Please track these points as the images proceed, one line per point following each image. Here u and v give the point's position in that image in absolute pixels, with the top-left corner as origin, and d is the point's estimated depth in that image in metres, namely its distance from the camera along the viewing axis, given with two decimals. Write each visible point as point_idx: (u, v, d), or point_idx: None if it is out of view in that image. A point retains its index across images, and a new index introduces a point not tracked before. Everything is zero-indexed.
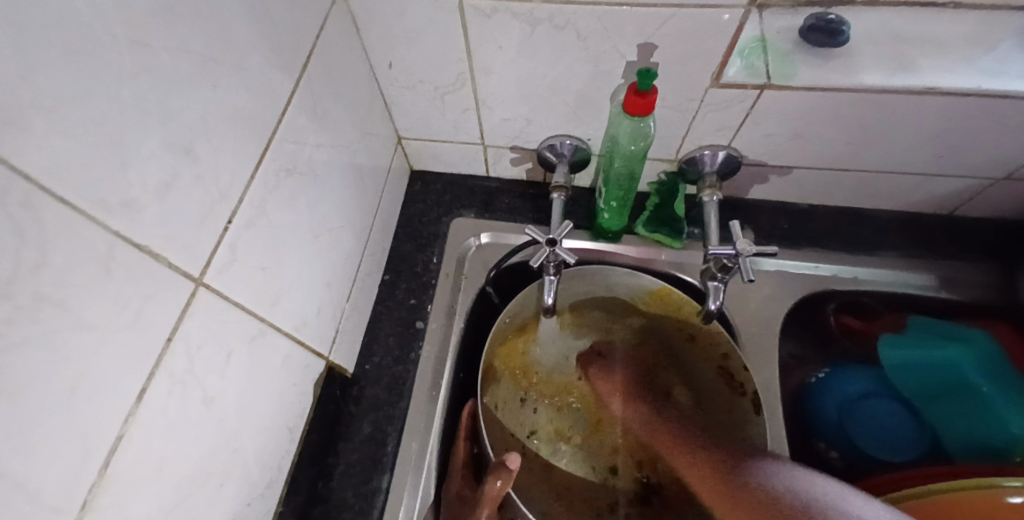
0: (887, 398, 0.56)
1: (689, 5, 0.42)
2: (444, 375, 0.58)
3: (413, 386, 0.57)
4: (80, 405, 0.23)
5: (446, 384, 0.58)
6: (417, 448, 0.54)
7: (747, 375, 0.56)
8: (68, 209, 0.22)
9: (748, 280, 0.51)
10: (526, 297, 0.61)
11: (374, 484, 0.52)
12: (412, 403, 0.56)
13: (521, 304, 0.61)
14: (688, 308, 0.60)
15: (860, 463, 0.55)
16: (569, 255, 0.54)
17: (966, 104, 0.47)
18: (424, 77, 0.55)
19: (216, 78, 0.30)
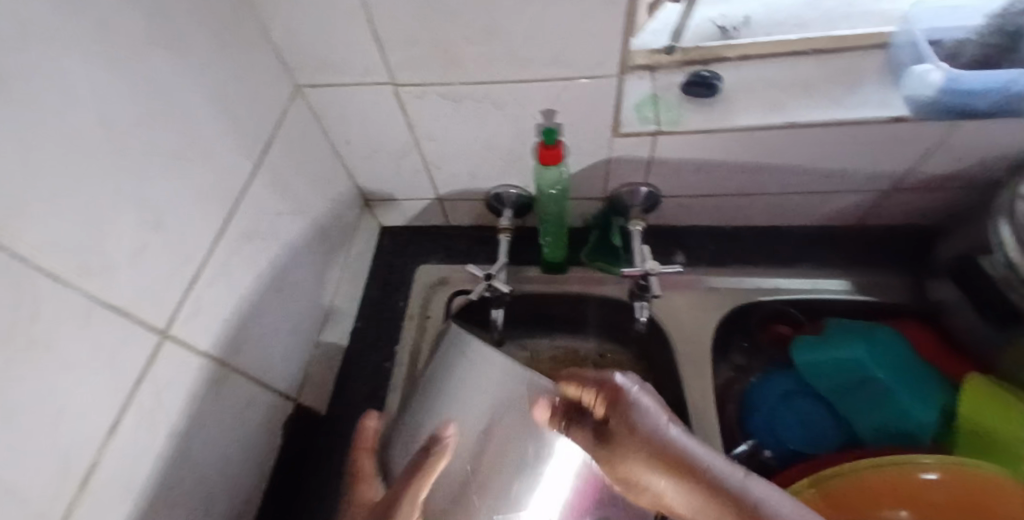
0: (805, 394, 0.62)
1: (576, 77, 0.51)
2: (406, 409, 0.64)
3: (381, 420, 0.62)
4: (72, 430, 0.30)
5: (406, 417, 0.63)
6: None
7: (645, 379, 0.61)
8: (67, 282, 0.29)
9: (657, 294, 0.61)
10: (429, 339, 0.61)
11: None
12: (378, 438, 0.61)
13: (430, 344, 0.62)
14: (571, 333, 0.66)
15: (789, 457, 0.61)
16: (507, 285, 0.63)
17: (827, 133, 0.56)
18: (377, 147, 0.64)
19: (184, 171, 0.39)
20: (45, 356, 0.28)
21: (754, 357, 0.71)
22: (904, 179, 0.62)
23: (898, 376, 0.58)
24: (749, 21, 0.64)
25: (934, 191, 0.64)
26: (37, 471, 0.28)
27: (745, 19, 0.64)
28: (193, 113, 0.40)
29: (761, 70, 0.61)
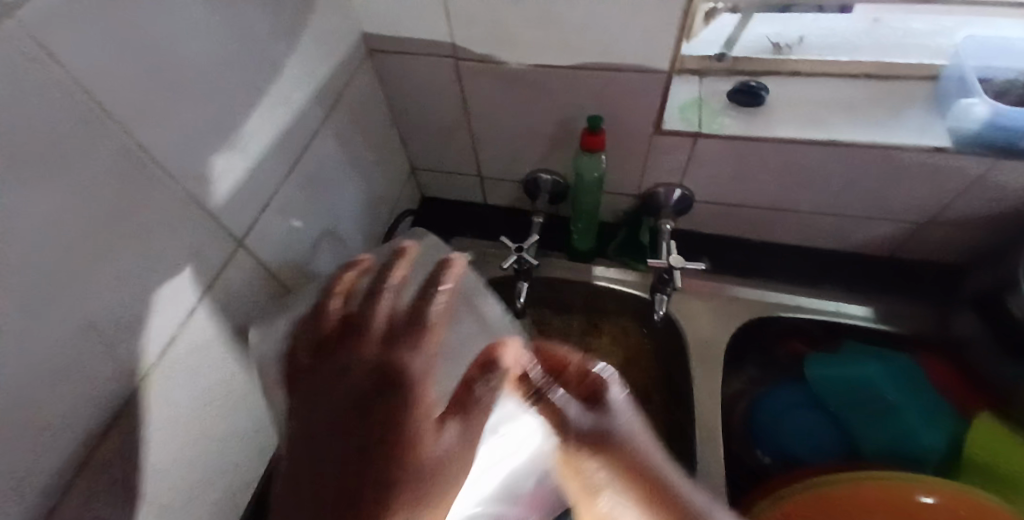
0: (811, 406, 0.65)
1: (625, 70, 0.54)
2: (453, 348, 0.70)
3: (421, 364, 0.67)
4: (159, 303, 0.36)
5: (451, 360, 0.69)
6: None
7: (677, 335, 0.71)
8: (171, 179, 0.35)
9: (677, 287, 0.63)
10: None
11: None
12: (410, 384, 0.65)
13: None
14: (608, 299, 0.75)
15: (789, 465, 0.64)
16: (532, 259, 0.67)
17: (867, 154, 0.57)
18: (430, 119, 0.69)
19: (268, 108, 0.44)
20: (144, 236, 0.33)
21: (767, 372, 0.72)
22: (943, 211, 0.62)
23: (908, 398, 0.61)
24: (802, 42, 0.64)
25: (972, 229, 0.63)
26: (122, 332, 0.33)
27: (799, 39, 0.65)
28: (280, 58, 0.45)
29: (809, 89, 0.63)
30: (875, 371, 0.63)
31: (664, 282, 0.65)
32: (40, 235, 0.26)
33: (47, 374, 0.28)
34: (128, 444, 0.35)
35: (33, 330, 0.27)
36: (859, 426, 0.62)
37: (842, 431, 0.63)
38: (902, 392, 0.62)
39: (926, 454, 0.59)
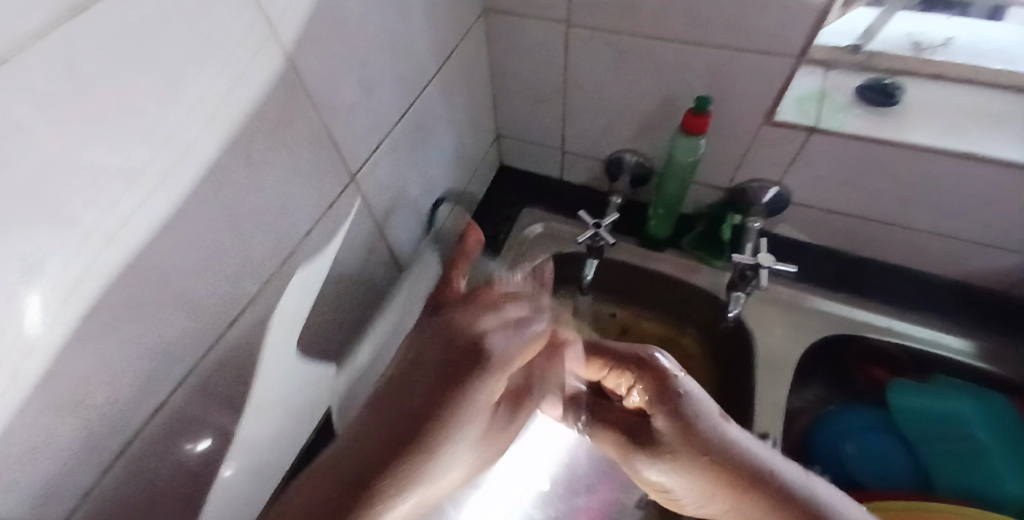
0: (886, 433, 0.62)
1: (750, 49, 0.51)
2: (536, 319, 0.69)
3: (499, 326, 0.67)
4: (278, 217, 0.38)
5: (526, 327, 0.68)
6: None
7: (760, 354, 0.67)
8: (311, 104, 0.38)
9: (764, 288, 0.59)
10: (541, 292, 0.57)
11: None
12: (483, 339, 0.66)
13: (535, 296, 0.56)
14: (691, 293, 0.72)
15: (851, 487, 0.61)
16: (611, 237, 0.66)
17: (1006, 174, 0.52)
18: (528, 85, 0.68)
19: (394, 50, 0.46)
20: (283, 153, 0.37)
21: (834, 391, 0.69)
22: None
23: (994, 436, 0.58)
24: (949, 44, 0.59)
25: None
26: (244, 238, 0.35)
27: (945, 41, 0.59)
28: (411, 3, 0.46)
29: (947, 96, 0.57)
30: (965, 407, 0.60)
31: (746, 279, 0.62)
32: (212, 132, 0.30)
33: (194, 256, 0.32)
34: (245, 337, 0.39)
35: (193, 213, 0.30)
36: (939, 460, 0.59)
37: (916, 462, 0.60)
38: (992, 432, 0.58)
39: (1009, 503, 0.56)
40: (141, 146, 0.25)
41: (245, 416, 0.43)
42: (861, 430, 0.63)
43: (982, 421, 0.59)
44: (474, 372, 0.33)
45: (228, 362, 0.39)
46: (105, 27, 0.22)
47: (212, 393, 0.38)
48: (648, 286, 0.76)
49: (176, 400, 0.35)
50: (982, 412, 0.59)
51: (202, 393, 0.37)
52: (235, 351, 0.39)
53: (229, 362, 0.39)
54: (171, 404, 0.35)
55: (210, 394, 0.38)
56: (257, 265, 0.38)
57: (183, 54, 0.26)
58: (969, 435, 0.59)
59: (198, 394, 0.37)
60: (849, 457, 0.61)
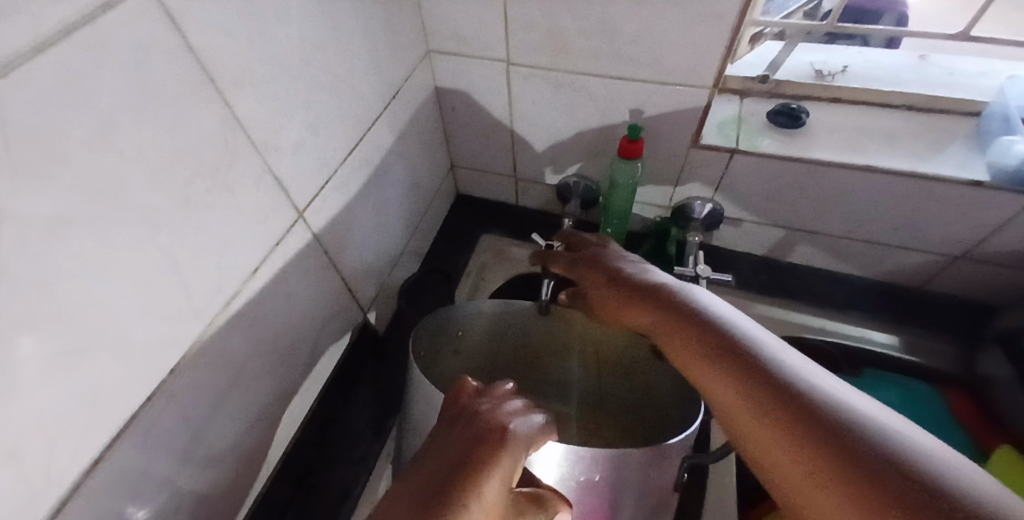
0: None
1: (669, 82, 0.57)
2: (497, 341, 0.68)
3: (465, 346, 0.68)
4: (226, 255, 0.40)
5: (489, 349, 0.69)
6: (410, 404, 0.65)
7: None
8: (255, 148, 0.40)
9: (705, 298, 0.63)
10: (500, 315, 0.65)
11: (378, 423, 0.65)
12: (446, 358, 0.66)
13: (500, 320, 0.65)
14: None
15: None
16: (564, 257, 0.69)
17: (900, 183, 0.58)
18: (476, 119, 0.72)
19: (338, 92, 0.48)
20: (227, 195, 0.38)
21: None
22: (974, 247, 0.63)
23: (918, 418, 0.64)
24: (846, 70, 0.67)
25: (1006, 267, 0.63)
26: (190, 279, 0.37)
27: (843, 68, 0.67)
28: (352, 48, 0.49)
29: (848, 116, 0.64)
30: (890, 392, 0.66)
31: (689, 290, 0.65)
32: (152, 180, 0.32)
33: (132, 299, 0.33)
34: (189, 377, 0.40)
35: (128, 256, 0.31)
36: None
37: None
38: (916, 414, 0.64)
39: None
40: (72, 192, 0.27)
41: (193, 457, 0.43)
42: None
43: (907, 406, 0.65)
44: (493, 446, 0.34)
45: (174, 403, 0.39)
46: (31, 87, 0.23)
47: (156, 437, 0.39)
48: None
49: (119, 448, 0.35)
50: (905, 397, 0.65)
51: (146, 439, 0.38)
52: (181, 393, 0.39)
53: (174, 404, 0.39)
54: (115, 451, 0.35)
55: (154, 438, 0.38)
56: (203, 306, 0.39)
57: (114, 108, 0.28)
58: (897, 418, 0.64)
59: (142, 439, 0.37)
60: None
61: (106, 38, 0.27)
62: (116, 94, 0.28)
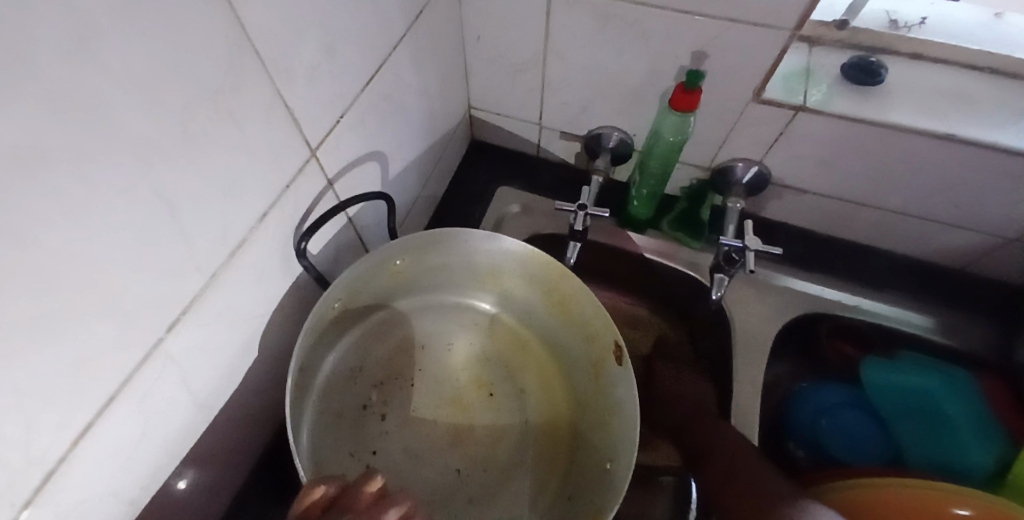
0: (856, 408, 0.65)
1: (743, 22, 0.48)
2: (489, 287, 0.62)
3: (453, 283, 0.62)
4: (229, 201, 0.33)
5: (478, 289, 0.63)
6: (395, 371, 0.58)
7: (744, 334, 0.67)
8: (263, 69, 0.32)
9: (750, 272, 0.60)
10: (480, 251, 0.57)
11: (373, 385, 0.56)
12: (432, 284, 0.61)
13: (486, 256, 0.58)
14: (669, 274, 0.72)
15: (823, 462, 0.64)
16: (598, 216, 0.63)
17: (982, 156, 0.52)
18: (504, 52, 0.63)
19: (359, 5, 0.40)
20: (232, 126, 0.31)
21: (804, 365, 0.70)
22: None
23: (961, 411, 0.62)
24: (925, 24, 0.59)
25: None
26: (189, 226, 0.30)
27: (921, 21, 0.59)
28: None
29: (925, 75, 0.57)
30: (934, 381, 0.63)
31: (731, 262, 0.62)
32: (145, 100, 0.24)
33: (121, 252, 0.26)
34: (190, 341, 0.34)
35: (118, 199, 0.24)
36: (906, 434, 0.62)
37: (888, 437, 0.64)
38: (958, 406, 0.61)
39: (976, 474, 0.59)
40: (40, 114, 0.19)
41: (191, 425, 0.38)
42: (833, 407, 0.66)
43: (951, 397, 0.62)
44: None
45: (172, 371, 0.33)
46: None
47: (152, 408, 0.33)
48: (628, 273, 0.75)
49: (110, 423, 0.30)
50: (951, 387, 0.62)
51: (142, 410, 0.32)
52: (181, 359, 0.34)
53: (174, 371, 0.33)
54: (105, 426, 0.30)
55: (151, 410, 0.33)
56: (205, 259, 0.33)
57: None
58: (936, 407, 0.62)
59: (137, 411, 0.32)
60: (823, 435, 0.65)
61: None
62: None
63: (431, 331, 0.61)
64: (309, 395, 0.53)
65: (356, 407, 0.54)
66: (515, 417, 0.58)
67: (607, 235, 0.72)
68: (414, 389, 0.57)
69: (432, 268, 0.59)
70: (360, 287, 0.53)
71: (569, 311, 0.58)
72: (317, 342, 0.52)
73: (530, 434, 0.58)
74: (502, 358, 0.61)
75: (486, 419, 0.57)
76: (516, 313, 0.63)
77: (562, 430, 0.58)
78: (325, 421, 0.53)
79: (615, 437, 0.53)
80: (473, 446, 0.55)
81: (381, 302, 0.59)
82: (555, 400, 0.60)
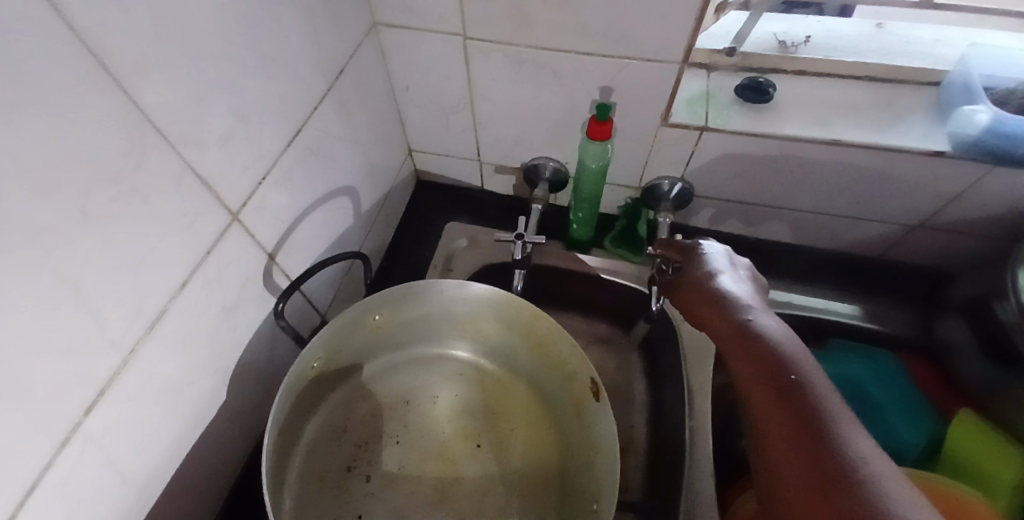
0: None
1: (638, 58, 0.53)
2: (466, 333, 0.64)
3: (435, 333, 0.64)
4: (145, 273, 0.35)
5: (457, 338, 0.65)
6: (380, 429, 0.59)
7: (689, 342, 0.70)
8: (169, 147, 0.34)
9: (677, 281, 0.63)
10: (455, 299, 0.60)
11: (357, 446, 0.57)
12: (413, 336, 0.64)
13: (464, 303, 0.60)
14: (614, 291, 0.74)
15: None
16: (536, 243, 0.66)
17: (868, 156, 0.58)
18: (433, 98, 0.67)
19: (271, 74, 0.42)
20: (138, 203, 0.33)
21: None
22: (932, 217, 0.64)
23: (890, 394, 0.66)
24: (810, 41, 0.66)
25: (962, 234, 0.65)
26: (102, 303, 0.32)
27: (806, 38, 0.66)
28: (285, 23, 0.43)
29: (814, 88, 0.64)
30: (862, 366, 0.67)
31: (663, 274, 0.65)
32: (32, 193, 0.26)
33: (28, 338, 0.27)
34: (112, 417, 0.35)
35: (21, 288, 0.26)
36: None
37: None
38: (887, 389, 0.66)
39: (912, 453, 0.63)
40: None
41: (123, 502, 0.38)
42: None
43: (879, 380, 0.67)
44: None
45: (98, 446, 0.34)
46: None
47: (74, 493, 0.33)
48: (577, 293, 0.77)
49: (30, 515, 0.30)
50: (879, 371, 0.67)
51: (63, 497, 0.32)
52: (108, 432, 0.35)
53: (99, 445, 0.34)
54: (25, 518, 0.30)
55: (75, 495, 0.33)
56: (121, 334, 0.34)
57: None
58: (867, 392, 0.67)
59: (58, 499, 0.32)
60: None
61: None
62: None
63: (414, 384, 0.63)
64: (294, 456, 0.54)
65: (340, 469, 0.55)
66: (502, 468, 0.58)
67: (550, 260, 0.75)
68: (398, 445, 0.58)
69: (412, 320, 0.61)
70: (339, 345, 0.56)
71: (546, 351, 0.59)
72: (298, 402, 0.53)
73: (518, 484, 0.57)
74: (486, 407, 0.62)
75: (472, 474, 0.57)
76: (501, 359, 0.64)
77: (541, 473, 0.57)
78: (309, 484, 0.54)
79: (597, 479, 0.51)
80: (457, 498, 0.55)
81: (363, 358, 0.61)
82: (543, 445, 0.59)
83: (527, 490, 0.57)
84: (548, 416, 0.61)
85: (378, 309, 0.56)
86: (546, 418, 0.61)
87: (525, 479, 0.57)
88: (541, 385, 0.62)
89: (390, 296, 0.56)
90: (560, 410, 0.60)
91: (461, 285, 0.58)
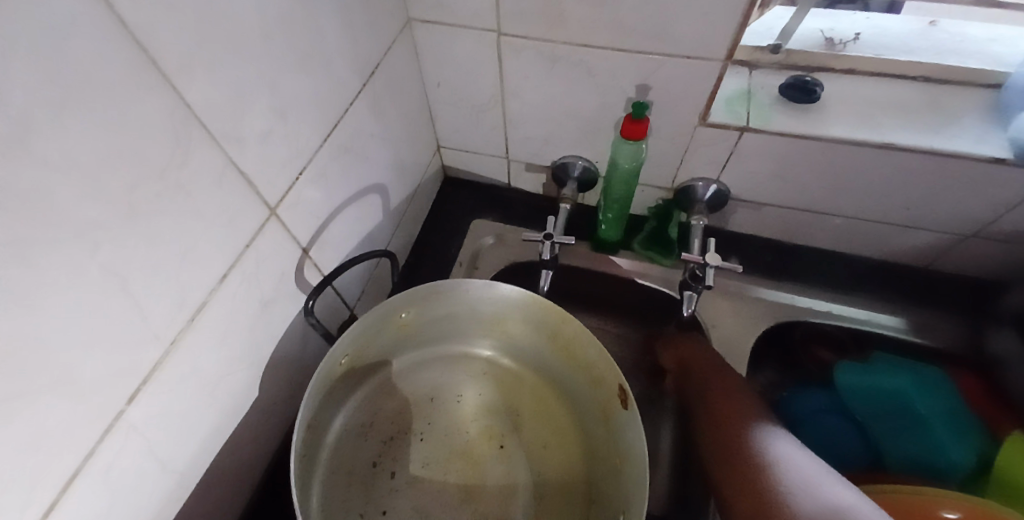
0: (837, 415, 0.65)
1: (679, 55, 0.51)
2: (492, 333, 0.63)
3: (461, 332, 0.64)
4: (186, 267, 0.35)
5: (483, 337, 0.64)
6: (406, 427, 0.59)
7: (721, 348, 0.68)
8: (211, 142, 0.34)
9: (709, 286, 0.62)
10: (482, 299, 0.59)
11: (384, 443, 0.57)
12: (440, 334, 0.63)
13: (490, 303, 0.59)
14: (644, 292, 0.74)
15: None
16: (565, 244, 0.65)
17: (920, 161, 0.55)
18: (464, 95, 0.66)
19: (309, 70, 0.42)
20: (180, 198, 0.33)
21: (786, 374, 0.71)
22: (987, 226, 0.61)
23: (937, 411, 0.62)
24: (859, 38, 0.63)
25: (1020, 245, 0.61)
26: (145, 296, 0.32)
27: (855, 36, 0.63)
28: (323, 18, 0.43)
29: (863, 87, 0.61)
30: (905, 382, 0.63)
31: (695, 279, 0.63)
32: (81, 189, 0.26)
33: (74, 331, 0.27)
34: (151, 409, 0.35)
35: (69, 282, 0.26)
36: (888, 439, 0.63)
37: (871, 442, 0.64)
38: (933, 405, 0.62)
39: (959, 474, 0.60)
40: None
41: (159, 491, 0.39)
42: (816, 414, 0.66)
43: (925, 396, 0.63)
44: None
45: (138, 437, 0.35)
46: None
47: (115, 482, 0.34)
48: (605, 295, 0.76)
49: (73, 503, 0.31)
50: (924, 386, 0.63)
51: (105, 485, 0.33)
52: (147, 423, 0.35)
53: (139, 435, 0.35)
54: (68, 506, 0.30)
55: (116, 484, 0.34)
56: (162, 326, 0.34)
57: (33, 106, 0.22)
58: (910, 408, 0.63)
59: (99, 487, 0.33)
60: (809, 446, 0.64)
61: (7, 12, 0.20)
62: (27, 80, 0.22)
63: (439, 383, 0.63)
64: (322, 451, 0.54)
65: (367, 465, 0.55)
66: (527, 471, 0.57)
67: (578, 260, 0.74)
68: (423, 443, 0.58)
69: (439, 318, 0.61)
70: (368, 341, 0.56)
71: (573, 354, 0.58)
72: (327, 397, 0.54)
73: (543, 488, 0.56)
74: (511, 408, 0.61)
75: (496, 476, 0.56)
76: (526, 361, 0.64)
77: (567, 478, 0.57)
78: (336, 479, 0.54)
79: (625, 488, 0.50)
80: (481, 500, 0.55)
81: (390, 355, 0.61)
82: (569, 449, 0.58)
83: (553, 494, 0.56)
84: (574, 419, 0.60)
85: (405, 306, 0.56)
86: (572, 421, 0.60)
87: (550, 484, 0.56)
88: (567, 388, 0.61)
89: (418, 294, 0.56)
90: (586, 414, 0.59)
91: (489, 285, 0.57)
